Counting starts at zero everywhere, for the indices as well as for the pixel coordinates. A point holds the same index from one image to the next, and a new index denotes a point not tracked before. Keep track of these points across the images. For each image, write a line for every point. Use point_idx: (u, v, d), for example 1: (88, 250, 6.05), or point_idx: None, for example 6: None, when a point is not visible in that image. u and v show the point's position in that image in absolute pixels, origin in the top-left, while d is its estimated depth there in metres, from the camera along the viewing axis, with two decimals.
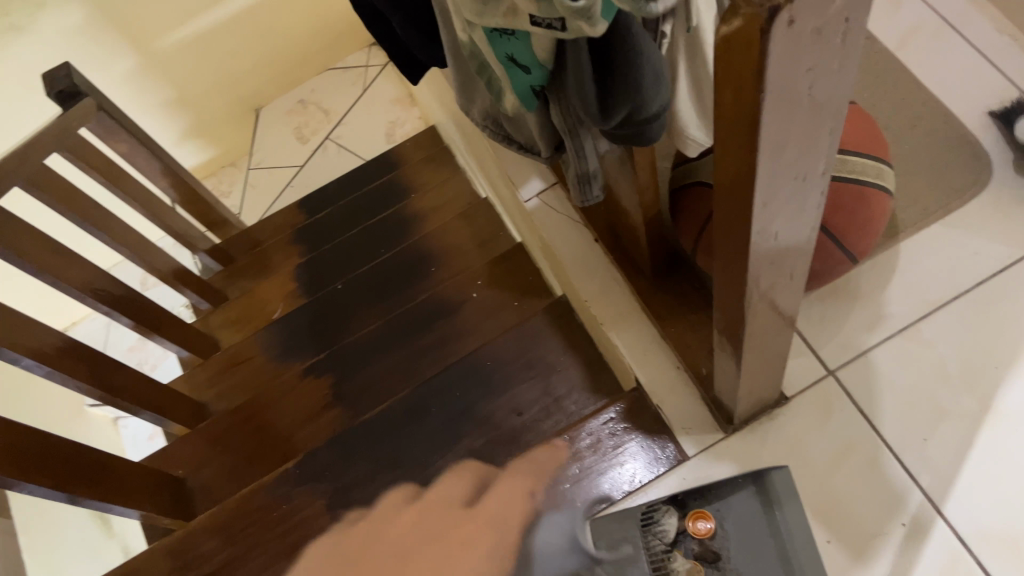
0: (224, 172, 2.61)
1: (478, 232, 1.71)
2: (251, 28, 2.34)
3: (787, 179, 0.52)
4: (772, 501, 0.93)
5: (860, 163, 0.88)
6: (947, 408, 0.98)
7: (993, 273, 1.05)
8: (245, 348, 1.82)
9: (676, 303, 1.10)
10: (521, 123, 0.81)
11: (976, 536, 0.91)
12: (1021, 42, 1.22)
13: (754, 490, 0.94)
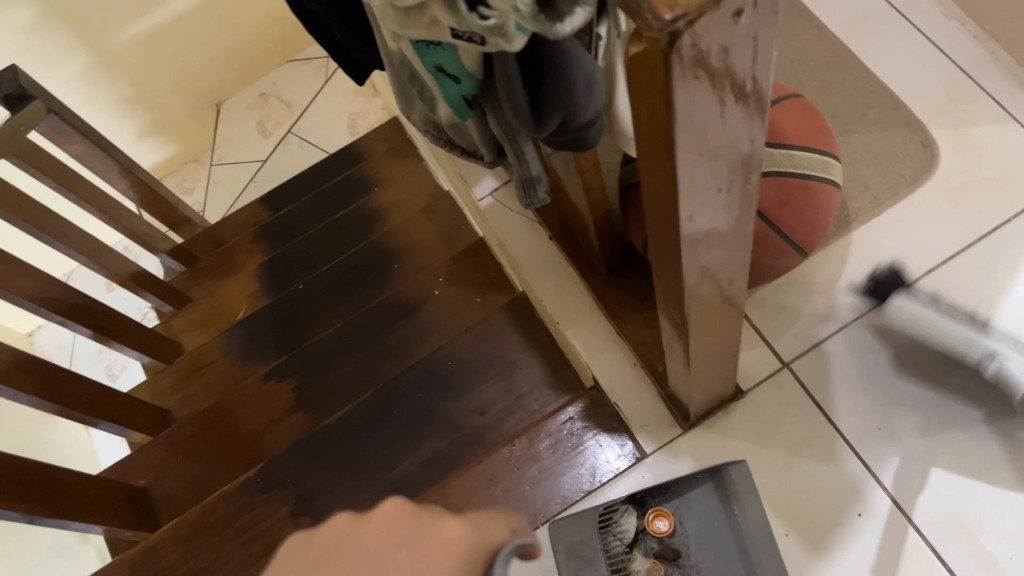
0: (186, 169, 2.57)
1: (439, 226, 1.69)
2: (206, 22, 2.29)
3: (712, 191, 0.51)
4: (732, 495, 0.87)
5: (806, 158, 0.87)
6: (901, 397, 0.99)
7: (944, 259, 1.05)
8: (208, 352, 1.79)
9: (632, 299, 1.08)
10: (462, 129, 0.79)
11: (931, 523, 0.92)
12: (969, 27, 1.22)
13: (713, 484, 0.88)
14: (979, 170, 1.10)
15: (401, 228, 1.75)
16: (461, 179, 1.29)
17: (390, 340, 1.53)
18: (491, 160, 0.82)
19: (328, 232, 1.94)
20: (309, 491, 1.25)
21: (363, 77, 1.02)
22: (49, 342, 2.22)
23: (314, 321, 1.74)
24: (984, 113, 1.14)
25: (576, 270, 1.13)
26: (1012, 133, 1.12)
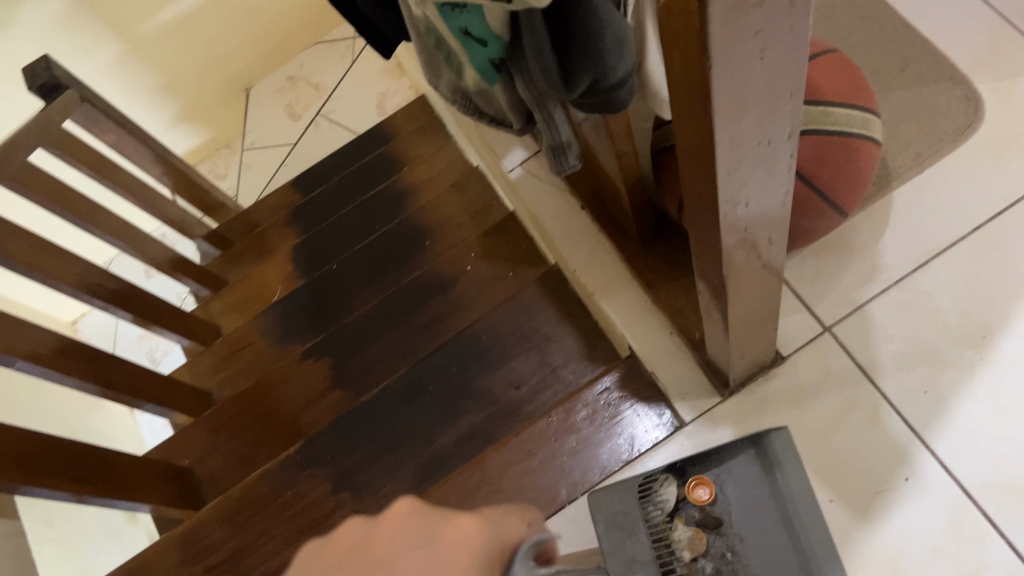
0: (219, 155, 2.59)
1: (470, 201, 1.68)
2: (234, 6, 2.29)
3: (750, 147, 0.50)
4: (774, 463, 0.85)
5: (844, 115, 0.84)
6: (948, 359, 0.96)
7: (990, 218, 1.02)
8: (246, 333, 1.81)
9: (668, 268, 1.07)
10: (490, 96, 0.78)
11: (982, 488, 0.89)
12: None
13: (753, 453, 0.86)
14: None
15: (431, 205, 1.75)
16: (490, 151, 1.28)
17: (425, 317, 1.53)
18: (520, 128, 0.81)
19: (360, 213, 1.94)
20: (350, 467, 1.26)
21: (390, 51, 1.01)
22: (94, 329, 2.26)
23: (348, 300, 1.75)
24: None
25: (610, 240, 1.12)
26: None
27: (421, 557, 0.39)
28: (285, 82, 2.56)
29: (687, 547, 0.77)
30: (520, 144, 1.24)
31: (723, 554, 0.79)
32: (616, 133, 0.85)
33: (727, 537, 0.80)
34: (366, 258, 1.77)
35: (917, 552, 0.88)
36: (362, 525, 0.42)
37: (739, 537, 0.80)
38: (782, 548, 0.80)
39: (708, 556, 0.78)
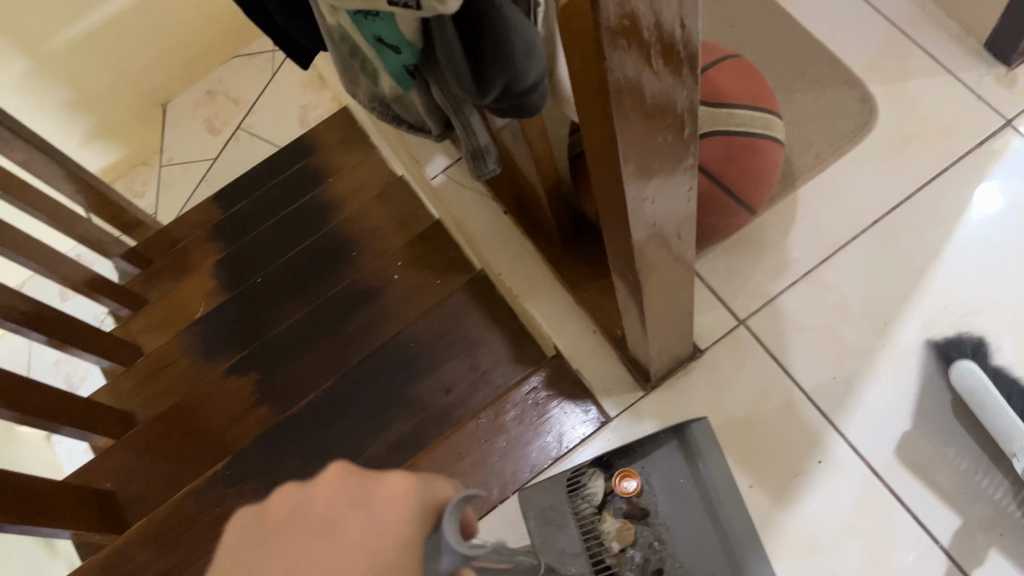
0: (135, 172, 2.52)
1: (394, 212, 1.69)
2: (146, 20, 2.24)
3: (653, 142, 0.52)
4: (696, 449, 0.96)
5: (747, 116, 0.89)
6: (854, 346, 1.02)
7: (888, 212, 1.08)
8: (169, 351, 1.77)
9: (589, 268, 1.10)
10: (408, 102, 0.79)
11: (888, 466, 0.95)
12: None
13: (676, 442, 0.96)
14: (918, 123, 1.13)
15: (355, 215, 1.75)
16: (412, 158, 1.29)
17: (353, 327, 1.53)
18: (438, 133, 0.82)
19: (283, 226, 1.92)
20: (280, 480, 1.25)
21: (308, 62, 1.02)
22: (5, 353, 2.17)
23: (274, 314, 1.73)
24: (919, 68, 1.17)
25: (532, 242, 1.14)
26: (947, 85, 1.14)
27: (359, 514, 0.43)
28: (203, 96, 2.53)
29: (615, 538, 0.90)
30: (441, 152, 1.25)
31: (651, 543, 0.90)
32: (533, 138, 0.88)
33: (654, 528, 0.91)
34: (291, 271, 1.76)
35: (831, 530, 0.93)
36: (294, 492, 0.45)
37: (664, 527, 0.91)
38: (707, 539, 0.90)
39: (637, 546, 0.90)
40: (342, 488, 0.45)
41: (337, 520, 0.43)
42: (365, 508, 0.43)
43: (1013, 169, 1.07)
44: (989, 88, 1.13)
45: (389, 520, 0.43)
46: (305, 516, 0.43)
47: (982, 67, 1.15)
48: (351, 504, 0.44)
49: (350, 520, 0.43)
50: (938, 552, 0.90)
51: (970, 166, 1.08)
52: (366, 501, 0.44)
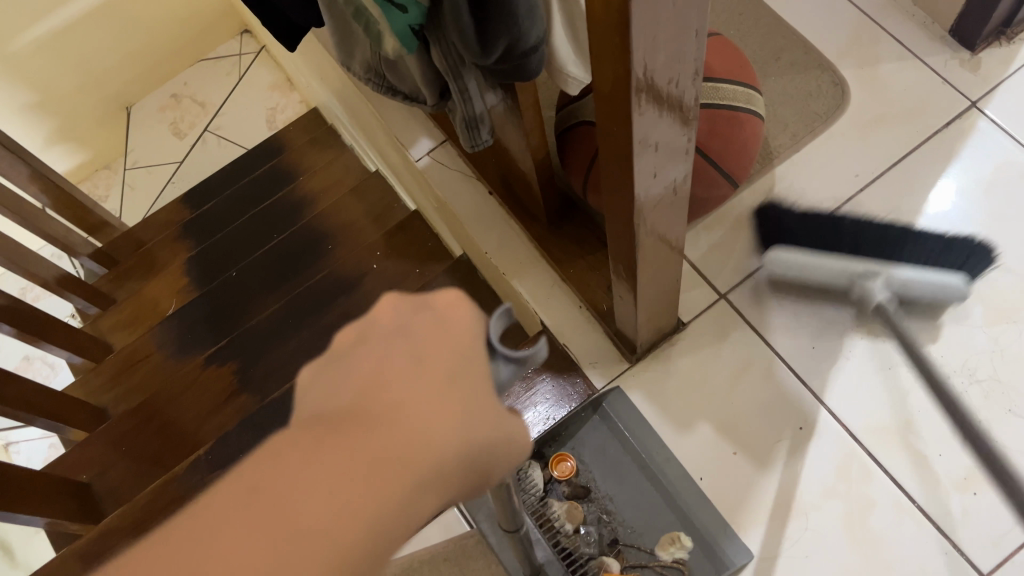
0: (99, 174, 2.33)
1: (370, 205, 1.67)
2: (112, 21, 2.09)
3: (661, 82, 0.55)
4: (615, 419, 1.03)
5: (732, 90, 0.92)
6: (831, 317, 1.05)
7: (860, 190, 1.13)
8: (141, 346, 1.73)
9: (573, 244, 1.12)
10: (405, 69, 0.81)
11: (866, 430, 0.98)
12: None
13: (597, 418, 1.04)
14: (888, 106, 1.18)
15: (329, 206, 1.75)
16: (395, 142, 1.30)
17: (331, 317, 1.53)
18: (433, 102, 0.84)
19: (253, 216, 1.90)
20: None
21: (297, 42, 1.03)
22: None
23: (249, 305, 1.70)
24: (888, 53, 1.21)
25: (517, 221, 1.16)
26: (914, 69, 1.20)
27: (425, 321, 0.39)
28: (168, 99, 2.32)
29: (567, 520, 0.95)
30: (426, 134, 1.27)
31: (600, 517, 0.98)
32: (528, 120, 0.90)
33: (599, 502, 0.99)
34: (263, 263, 1.73)
35: (813, 493, 0.96)
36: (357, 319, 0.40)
37: (607, 498, 0.99)
38: (652, 499, 0.98)
39: (589, 522, 0.97)
40: (400, 301, 0.40)
41: (412, 328, 0.39)
42: (430, 315, 0.39)
43: (975, 151, 1.13)
44: (954, 71, 1.18)
45: (464, 323, 0.39)
46: (375, 334, 0.39)
47: (948, 53, 1.20)
48: (416, 312, 0.40)
49: (425, 327, 0.39)
50: (914, 510, 0.93)
51: (935, 148, 1.14)
52: (428, 308, 0.40)
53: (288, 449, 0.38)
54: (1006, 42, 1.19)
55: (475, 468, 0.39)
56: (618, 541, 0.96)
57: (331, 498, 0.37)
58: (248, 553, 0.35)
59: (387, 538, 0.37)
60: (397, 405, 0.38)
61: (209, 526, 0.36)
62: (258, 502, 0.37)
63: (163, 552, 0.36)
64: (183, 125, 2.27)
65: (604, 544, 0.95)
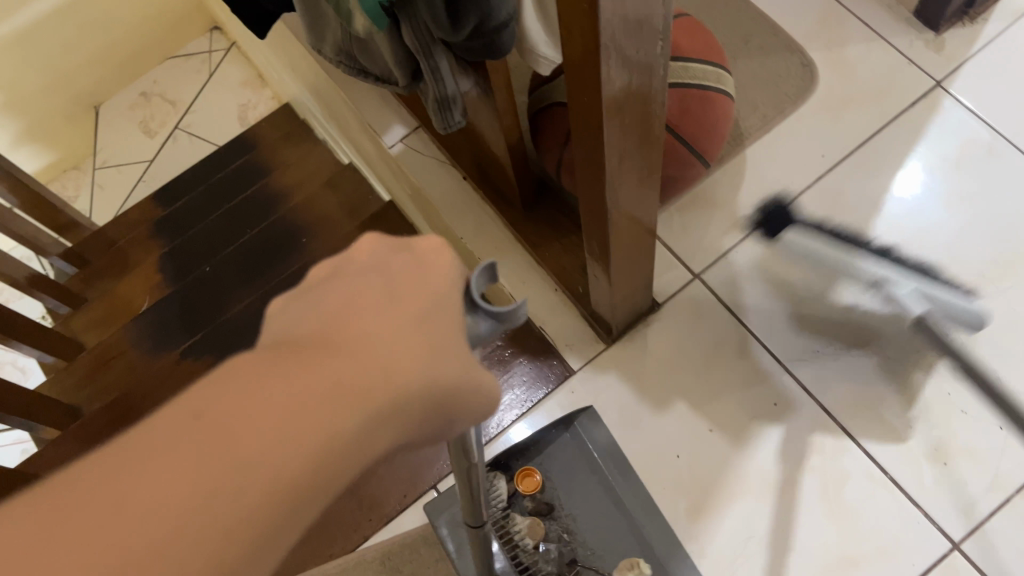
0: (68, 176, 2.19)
1: (344, 198, 1.63)
2: (76, 20, 1.97)
3: (629, 54, 0.55)
4: (585, 439, 1.02)
5: (700, 70, 0.93)
6: (804, 294, 1.08)
7: (828, 170, 1.15)
8: (115, 343, 1.70)
9: (548, 230, 1.12)
10: (377, 51, 0.81)
11: (839, 405, 1.01)
12: None
13: (567, 435, 1.02)
14: (856, 86, 1.19)
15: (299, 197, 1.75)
16: (368, 130, 1.30)
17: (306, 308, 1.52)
18: (405, 84, 0.84)
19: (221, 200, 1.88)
20: None
21: (267, 29, 1.01)
22: None
23: (223, 300, 1.68)
24: (854, 35, 1.23)
25: (492, 207, 1.17)
26: (880, 50, 1.21)
27: (404, 260, 0.41)
28: (138, 98, 2.19)
29: (528, 535, 0.93)
30: (399, 122, 1.27)
31: (561, 536, 0.96)
32: (501, 105, 0.90)
33: (561, 521, 0.97)
34: (235, 259, 1.71)
35: (788, 469, 0.99)
36: (336, 258, 0.42)
37: (570, 516, 0.97)
38: (614, 522, 0.97)
39: (550, 540, 0.95)
40: (381, 244, 0.42)
41: (386, 267, 0.40)
42: (412, 254, 0.41)
43: (942, 130, 1.15)
44: (919, 52, 1.20)
45: (439, 267, 0.40)
46: (348, 271, 0.41)
47: (912, 33, 1.22)
48: (396, 253, 0.41)
49: (401, 265, 0.40)
50: (887, 481, 0.97)
51: (900, 127, 1.16)
52: (410, 249, 0.41)
53: (244, 368, 0.36)
54: (970, 22, 1.22)
55: (438, 404, 0.38)
56: (577, 561, 0.94)
57: (281, 427, 0.34)
58: (187, 474, 0.33)
59: (332, 473, 0.35)
60: (361, 337, 0.38)
61: (148, 443, 0.33)
62: (206, 422, 0.34)
63: (97, 472, 0.33)
64: (147, 121, 2.14)
65: (563, 563, 0.93)
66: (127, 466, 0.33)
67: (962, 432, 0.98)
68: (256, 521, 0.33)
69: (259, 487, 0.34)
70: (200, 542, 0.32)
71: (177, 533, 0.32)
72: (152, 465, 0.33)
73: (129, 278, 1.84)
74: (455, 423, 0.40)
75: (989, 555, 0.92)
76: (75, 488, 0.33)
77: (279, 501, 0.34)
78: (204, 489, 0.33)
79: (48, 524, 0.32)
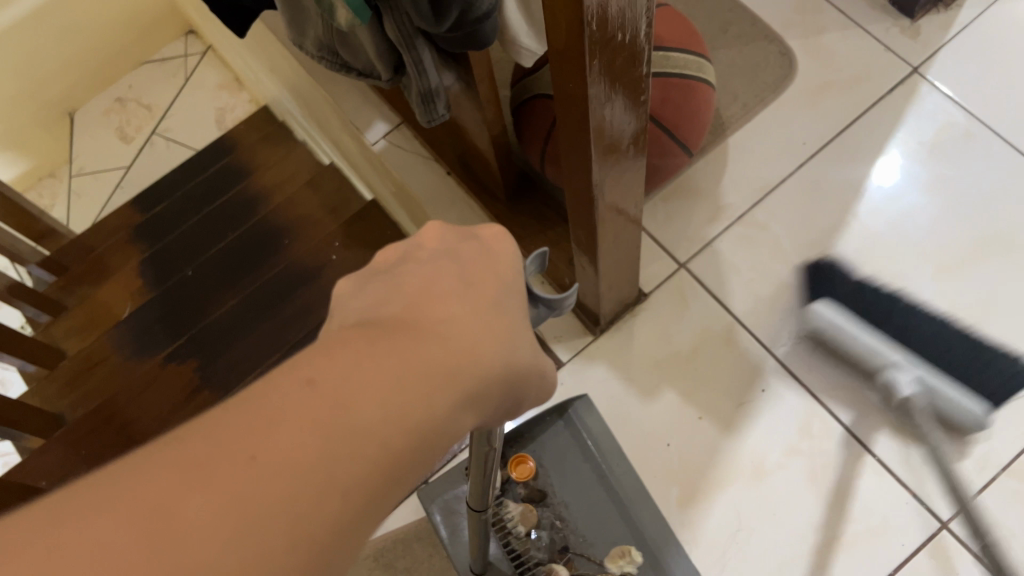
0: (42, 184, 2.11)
1: (326, 197, 1.62)
2: (47, 26, 1.90)
3: (613, 39, 0.55)
4: (578, 425, 1.01)
5: (681, 59, 0.93)
6: (788, 281, 1.09)
7: (809, 158, 1.16)
8: (97, 348, 1.67)
9: (533, 222, 1.12)
10: (359, 45, 0.81)
11: (826, 390, 1.02)
12: None
13: (561, 423, 1.02)
14: (833, 73, 1.21)
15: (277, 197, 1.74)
16: (349, 126, 1.30)
17: (290, 309, 1.52)
18: (388, 77, 0.84)
19: (199, 202, 1.85)
20: None
21: (246, 26, 1.00)
22: None
23: (206, 305, 1.66)
24: (831, 24, 1.24)
25: (477, 201, 1.17)
26: (858, 37, 1.23)
27: (472, 244, 0.44)
28: (112, 103, 2.12)
29: (521, 522, 0.95)
30: (380, 118, 1.26)
31: (553, 523, 0.97)
32: (484, 96, 0.90)
33: (554, 507, 0.98)
34: (218, 260, 1.69)
35: (777, 453, 1.00)
36: (402, 243, 0.45)
37: (563, 504, 0.98)
38: (605, 510, 0.97)
39: (542, 527, 0.96)
40: (446, 232, 0.45)
41: (455, 253, 0.43)
42: (476, 243, 0.44)
43: (920, 116, 1.17)
44: (895, 38, 1.22)
45: (505, 254, 0.44)
46: (418, 256, 0.43)
47: (888, 20, 1.23)
48: (461, 240, 0.44)
49: (469, 253, 0.44)
50: (875, 464, 0.98)
51: (880, 113, 1.17)
52: (474, 238, 0.45)
53: (345, 342, 0.36)
54: (944, 9, 1.23)
55: (512, 387, 0.41)
56: (569, 548, 0.95)
57: (391, 396, 0.34)
58: (316, 436, 0.32)
59: (431, 448, 0.36)
60: (450, 318, 0.39)
61: (268, 406, 0.32)
62: (324, 388, 0.33)
63: (211, 435, 0.31)
64: (121, 126, 2.08)
65: (554, 550, 0.95)
66: (253, 428, 0.31)
67: None
68: (375, 487, 0.33)
69: (377, 453, 0.33)
70: (329, 503, 0.31)
71: (307, 492, 0.31)
72: (280, 426, 0.31)
73: (109, 282, 1.80)
74: (510, 407, 0.43)
75: None
76: (189, 450, 0.30)
77: (392, 469, 0.34)
78: (326, 443, 0.32)
79: (170, 486, 0.29)
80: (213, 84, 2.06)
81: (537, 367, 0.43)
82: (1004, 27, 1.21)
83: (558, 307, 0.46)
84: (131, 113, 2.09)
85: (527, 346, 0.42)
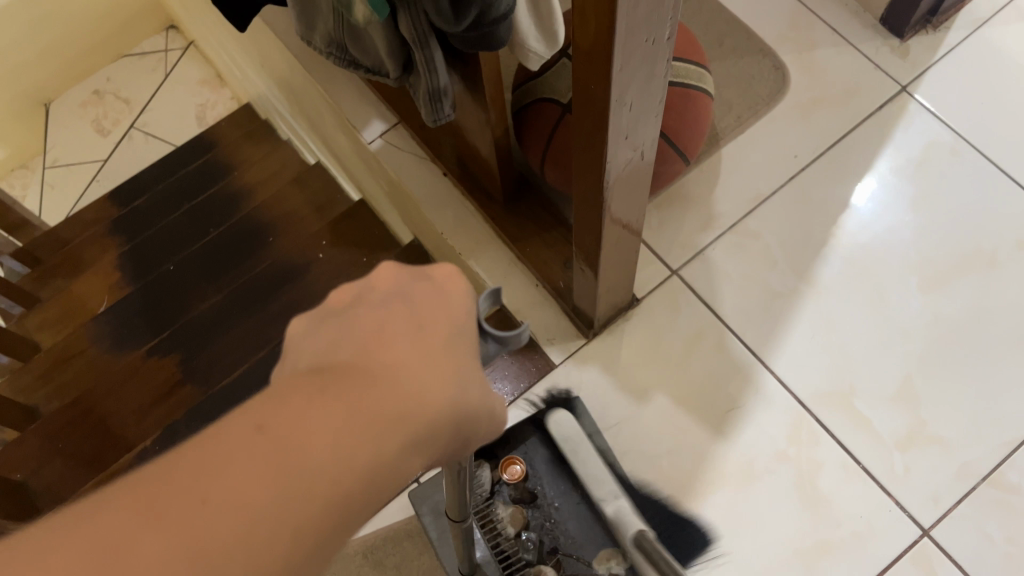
0: (14, 176, 2.05)
1: (312, 196, 1.62)
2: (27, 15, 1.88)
3: (641, 41, 0.56)
4: None
5: (685, 69, 0.96)
6: (777, 290, 1.11)
7: (802, 168, 1.18)
8: (72, 341, 1.62)
9: (530, 225, 1.13)
10: (369, 44, 0.82)
11: (813, 398, 1.04)
12: None
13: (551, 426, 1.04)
14: (827, 88, 1.23)
15: (258, 194, 1.72)
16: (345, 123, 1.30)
17: (280, 303, 1.50)
18: (396, 76, 0.85)
19: (180, 194, 1.81)
20: None
21: (246, 23, 1.00)
22: None
23: (185, 301, 1.62)
24: (823, 39, 1.27)
25: (473, 202, 1.18)
26: (849, 55, 1.25)
27: (424, 286, 0.42)
28: (89, 95, 2.08)
29: (510, 523, 0.96)
30: (377, 116, 1.27)
31: (543, 524, 0.98)
32: (490, 98, 0.90)
33: (543, 509, 0.99)
34: (200, 255, 1.66)
35: (766, 456, 1.02)
36: (354, 283, 0.42)
37: (552, 505, 0.99)
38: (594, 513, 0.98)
39: (530, 528, 0.97)
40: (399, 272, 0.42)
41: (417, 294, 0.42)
42: (431, 284, 0.42)
43: (909, 134, 1.20)
44: (885, 57, 1.25)
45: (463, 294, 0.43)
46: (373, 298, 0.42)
47: (878, 39, 1.27)
48: (414, 281, 0.42)
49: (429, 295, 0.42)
50: (860, 472, 1.00)
51: (869, 129, 1.20)
52: (428, 278, 0.43)
53: (298, 388, 0.37)
54: (933, 30, 1.26)
55: (460, 431, 0.40)
56: (559, 549, 0.96)
57: (342, 440, 0.36)
58: (263, 479, 0.34)
59: (382, 487, 0.37)
60: (401, 362, 0.39)
61: (222, 449, 0.35)
62: (273, 434, 0.35)
63: (167, 476, 0.34)
64: (97, 119, 2.04)
65: (543, 552, 0.95)
66: (200, 472, 0.34)
67: (928, 422, 1.02)
68: (322, 527, 0.35)
69: (326, 495, 0.35)
70: (277, 543, 0.34)
71: (257, 530, 0.33)
72: (230, 467, 0.34)
73: (85, 274, 1.75)
74: (458, 446, 0.42)
75: (960, 542, 0.96)
76: (151, 491, 0.33)
77: (337, 510, 0.36)
78: (279, 488, 0.34)
79: (122, 526, 0.32)
80: (193, 81, 2.02)
81: (487, 408, 0.42)
82: (991, 49, 1.25)
83: (510, 344, 0.42)
84: (107, 104, 2.05)
85: (479, 390, 0.41)
